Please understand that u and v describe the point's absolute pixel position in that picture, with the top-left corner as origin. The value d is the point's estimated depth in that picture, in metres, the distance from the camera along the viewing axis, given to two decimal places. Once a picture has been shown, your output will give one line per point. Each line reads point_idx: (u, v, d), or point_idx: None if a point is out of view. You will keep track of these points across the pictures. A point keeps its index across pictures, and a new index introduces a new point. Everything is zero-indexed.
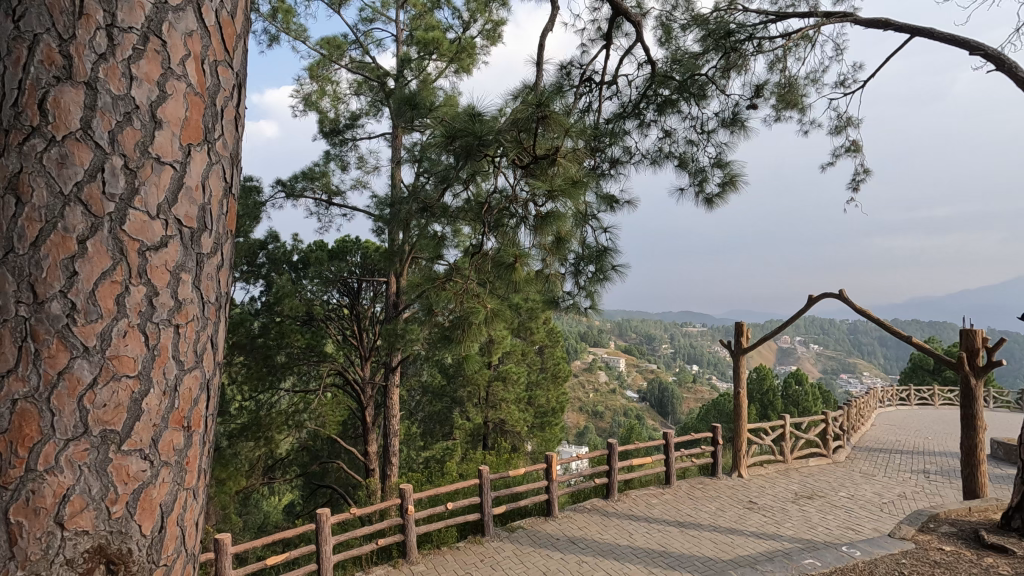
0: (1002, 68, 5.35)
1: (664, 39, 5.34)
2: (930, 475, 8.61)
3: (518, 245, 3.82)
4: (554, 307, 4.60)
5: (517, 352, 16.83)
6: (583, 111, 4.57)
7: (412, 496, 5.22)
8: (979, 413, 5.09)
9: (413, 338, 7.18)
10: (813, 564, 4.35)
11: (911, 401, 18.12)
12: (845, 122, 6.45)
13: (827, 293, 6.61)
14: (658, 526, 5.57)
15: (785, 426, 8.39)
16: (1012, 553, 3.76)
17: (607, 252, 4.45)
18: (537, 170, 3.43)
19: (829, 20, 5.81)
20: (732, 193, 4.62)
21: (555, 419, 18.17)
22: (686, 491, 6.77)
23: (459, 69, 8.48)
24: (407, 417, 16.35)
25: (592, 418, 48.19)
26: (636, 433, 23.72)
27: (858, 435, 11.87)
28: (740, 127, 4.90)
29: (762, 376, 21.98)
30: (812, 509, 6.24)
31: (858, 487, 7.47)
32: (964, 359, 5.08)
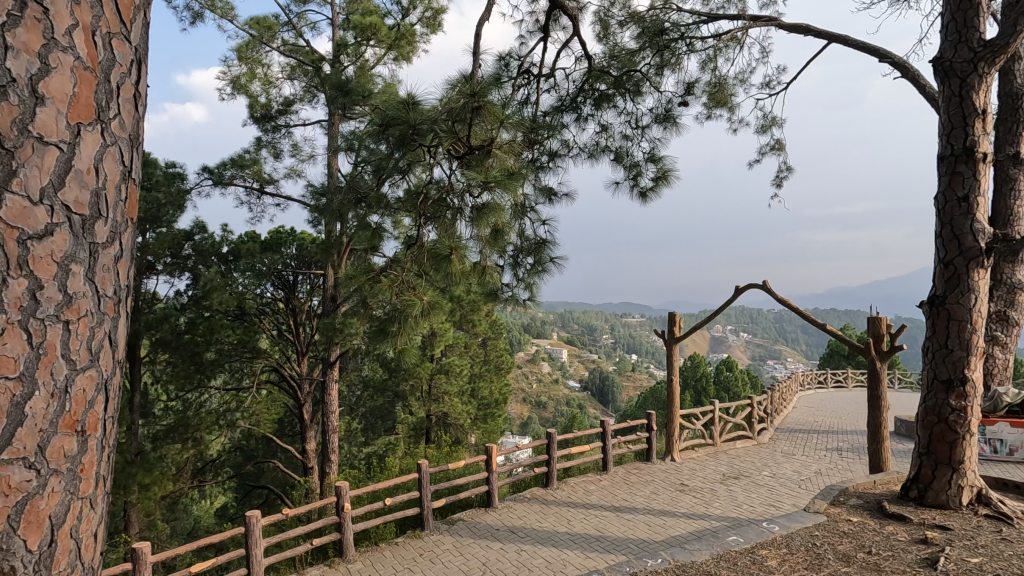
0: (906, 75, 5.82)
1: (602, 35, 5.43)
2: (843, 452, 9.31)
3: (455, 236, 3.74)
4: (493, 299, 4.60)
5: (460, 344, 16.73)
6: (521, 104, 4.57)
7: (350, 494, 5.09)
8: (883, 394, 5.52)
9: (351, 332, 6.98)
10: (736, 540, 4.50)
11: (828, 384, 19.50)
12: (769, 121, 6.81)
13: (752, 285, 6.96)
14: (595, 512, 5.72)
15: (714, 411, 8.79)
16: (909, 520, 4.13)
17: (545, 244, 4.49)
18: (471, 162, 3.43)
19: (756, 23, 6.10)
20: (665, 188, 4.77)
21: (498, 411, 18.26)
22: (622, 477, 6.97)
23: (399, 56, 8.23)
24: (348, 412, 16.01)
25: (535, 409, 48.86)
26: (577, 422, 24.36)
27: (781, 417, 12.65)
28: (672, 124, 5.06)
29: (696, 363, 23.01)
30: (738, 489, 6.58)
31: (780, 466, 7.98)
32: (870, 344, 5.51)
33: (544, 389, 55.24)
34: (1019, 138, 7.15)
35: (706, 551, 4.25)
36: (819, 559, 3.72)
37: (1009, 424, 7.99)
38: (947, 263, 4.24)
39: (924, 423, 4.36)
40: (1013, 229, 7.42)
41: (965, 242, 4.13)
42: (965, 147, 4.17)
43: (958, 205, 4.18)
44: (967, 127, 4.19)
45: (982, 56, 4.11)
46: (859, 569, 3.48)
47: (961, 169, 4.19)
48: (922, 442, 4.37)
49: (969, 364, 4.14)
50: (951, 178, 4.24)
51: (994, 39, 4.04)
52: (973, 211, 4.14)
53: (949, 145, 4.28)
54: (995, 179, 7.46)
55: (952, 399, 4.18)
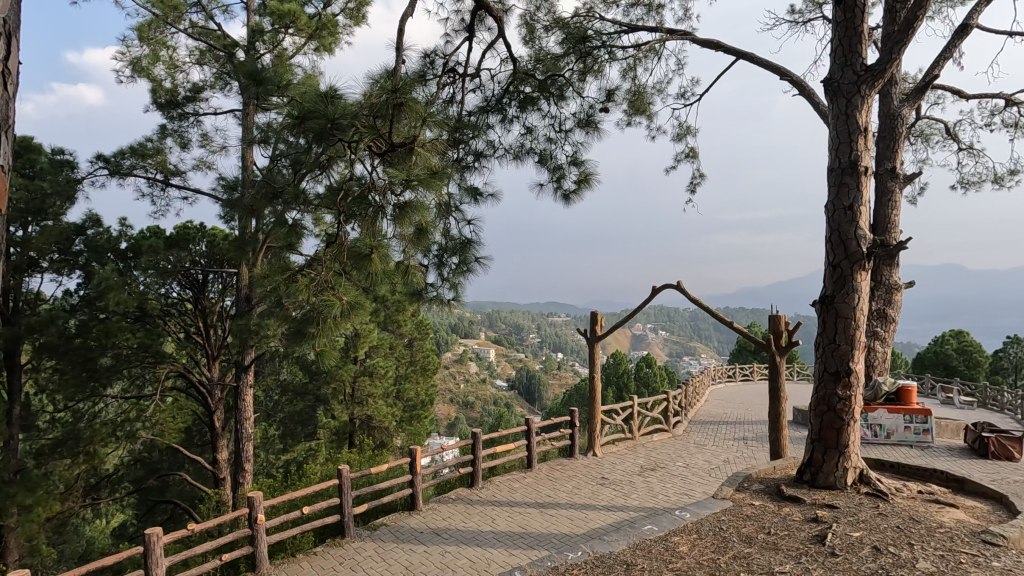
0: (803, 93, 6.34)
1: (528, 38, 5.50)
2: (749, 441, 10.00)
3: (378, 235, 3.64)
4: (417, 299, 4.55)
5: (386, 345, 16.35)
6: (445, 103, 4.54)
7: (263, 504, 4.82)
8: (782, 386, 5.99)
9: (267, 335, 6.64)
10: (651, 528, 4.71)
11: (736, 378, 20.86)
12: (685, 130, 7.21)
13: (668, 285, 7.34)
14: (519, 509, 5.79)
15: (633, 406, 9.16)
16: (802, 501, 4.51)
17: (470, 244, 4.49)
18: (393, 159, 3.36)
19: (672, 37, 6.43)
20: (586, 190, 4.91)
21: (424, 412, 18.02)
22: (546, 474, 7.10)
23: (320, 46, 7.89)
24: (264, 418, 15.22)
25: (462, 409, 48.69)
26: (504, 421, 24.64)
27: (695, 410, 13.40)
28: (594, 129, 5.22)
29: (618, 360, 23.86)
30: (654, 480, 6.89)
31: (693, 456, 8.45)
32: (771, 340, 5.97)
33: (471, 389, 55.23)
34: (895, 155, 8.02)
35: (623, 541, 4.40)
36: (725, 543, 3.95)
37: (886, 410, 8.91)
38: (836, 266, 4.66)
39: (816, 411, 4.77)
40: (891, 235, 8.29)
41: (850, 247, 4.57)
42: (851, 161, 4.61)
43: (844, 213, 4.61)
44: (851, 143, 4.63)
45: (865, 79, 4.56)
46: (759, 549, 3.75)
47: (847, 181, 4.62)
48: (815, 429, 4.78)
49: (853, 357, 4.57)
50: (839, 188, 4.67)
51: (875, 64, 4.50)
52: (857, 219, 4.58)
53: (837, 158, 4.71)
54: (877, 190, 8.30)
55: (839, 389, 4.60)
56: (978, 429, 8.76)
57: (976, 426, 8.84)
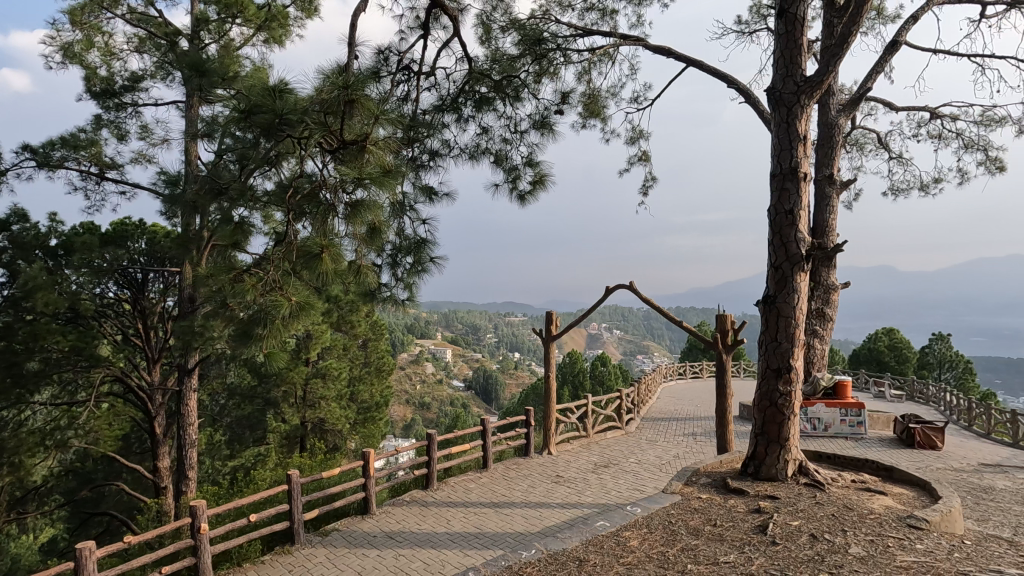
0: (749, 101, 6.59)
1: (484, 38, 5.50)
2: (698, 437, 10.34)
3: (329, 235, 3.54)
4: (371, 299, 4.48)
5: (339, 346, 15.99)
6: (400, 100, 4.49)
7: (207, 512, 4.62)
8: (728, 383, 6.22)
9: (212, 336, 6.39)
10: (603, 524, 4.79)
11: (686, 375, 21.51)
12: (637, 133, 7.39)
13: (620, 285, 7.51)
14: (474, 509, 5.79)
15: (588, 404, 9.30)
16: (746, 493, 4.69)
17: (424, 244, 4.46)
18: (345, 157, 3.28)
19: (626, 42, 6.57)
20: (541, 191, 4.96)
21: (379, 414, 17.74)
22: (501, 473, 7.12)
23: (269, 38, 7.64)
24: (209, 423, 14.63)
25: (418, 410, 48.18)
26: (460, 422, 24.54)
27: (647, 407, 13.73)
28: (549, 131, 5.27)
29: (574, 359, 24.17)
30: (607, 477, 7.02)
31: (645, 452, 8.66)
32: (717, 338, 6.19)
33: (427, 390, 54.71)
34: (832, 162, 8.45)
35: (576, 538, 4.46)
36: (674, 536, 4.07)
37: (824, 405, 9.39)
38: (777, 267, 4.87)
39: (759, 406, 4.98)
40: (828, 239, 8.74)
41: (791, 249, 4.78)
42: (791, 167, 4.83)
43: (786, 217, 4.82)
44: (792, 150, 4.85)
45: (804, 90, 4.79)
46: (706, 541, 3.88)
47: (788, 186, 4.84)
48: (758, 423, 4.99)
49: (793, 354, 4.79)
50: (780, 193, 4.88)
51: (813, 76, 4.74)
52: (797, 223, 4.80)
53: (779, 164, 4.92)
54: (816, 196, 8.73)
55: (781, 384, 4.81)
56: (906, 421, 9.35)
57: (904, 417, 9.44)
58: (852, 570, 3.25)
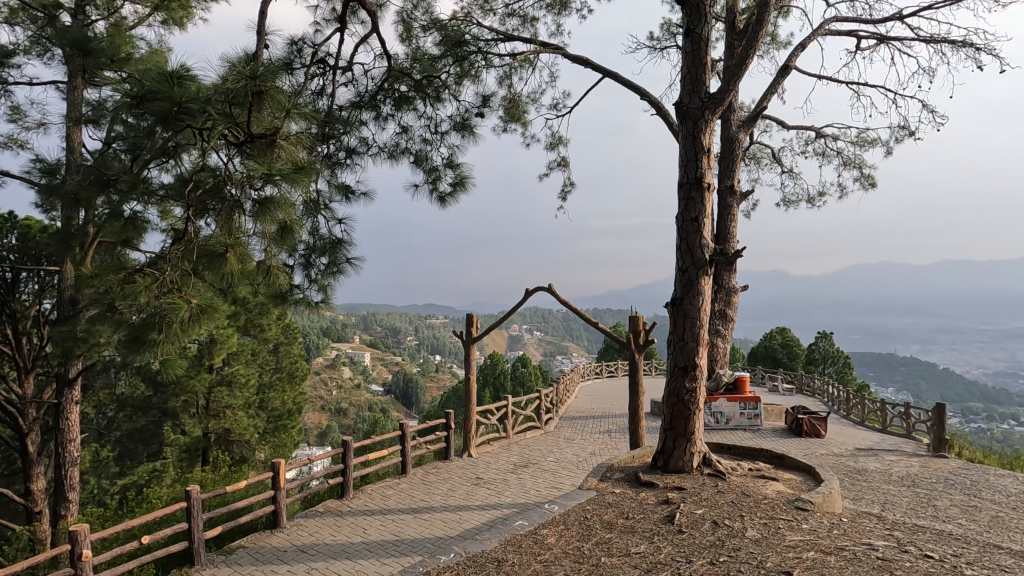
0: (660, 113, 6.95)
1: (404, 36, 5.41)
2: (612, 433, 10.74)
3: (236, 232, 3.28)
4: (282, 302, 4.26)
5: (247, 351, 15.07)
6: (314, 94, 4.32)
7: (90, 537, 4.18)
8: (640, 381, 6.53)
9: (99, 343, 5.80)
10: (522, 523, 4.85)
11: (602, 374, 22.33)
12: (557, 139, 7.59)
13: (540, 287, 7.65)
14: (392, 516, 5.66)
15: (508, 405, 9.40)
16: (656, 486, 4.93)
17: (340, 244, 4.31)
18: (252, 151, 3.09)
19: (546, 49, 6.72)
20: (462, 193, 4.95)
21: (291, 421, 16.89)
22: (420, 478, 7.02)
23: (168, 19, 7.06)
24: (95, 439, 13.26)
25: (335, 417, 46.43)
26: (379, 427, 23.98)
27: (566, 406, 14.09)
28: (470, 133, 5.28)
29: (495, 361, 24.33)
30: (526, 476, 7.13)
31: (562, 451, 8.88)
32: (631, 339, 6.48)
33: (344, 395, 52.89)
34: (733, 173, 9.10)
35: (495, 539, 4.48)
36: (589, 531, 4.20)
37: (726, 399, 10.09)
38: (684, 271, 5.16)
39: (668, 403, 5.25)
40: (729, 245, 9.40)
41: (696, 255, 5.09)
42: (696, 177, 5.15)
43: (692, 224, 5.13)
44: (697, 162, 5.17)
45: (708, 106, 5.13)
46: (619, 533, 4.04)
47: (694, 196, 5.15)
48: (666, 419, 5.27)
49: (698, 353, 5.10)
50: (687, 202, 5.18)
51: (716, 93, 5.08)
52: (702, 230, 5.12)
53: (686, 174, 5.22)
54: (719, 205, 9.37)
55: (687, 381, 5.12)
56: (795, 412, 10.26)
57: (794, 409, 10.35)
58: (749, 551, 3.51)
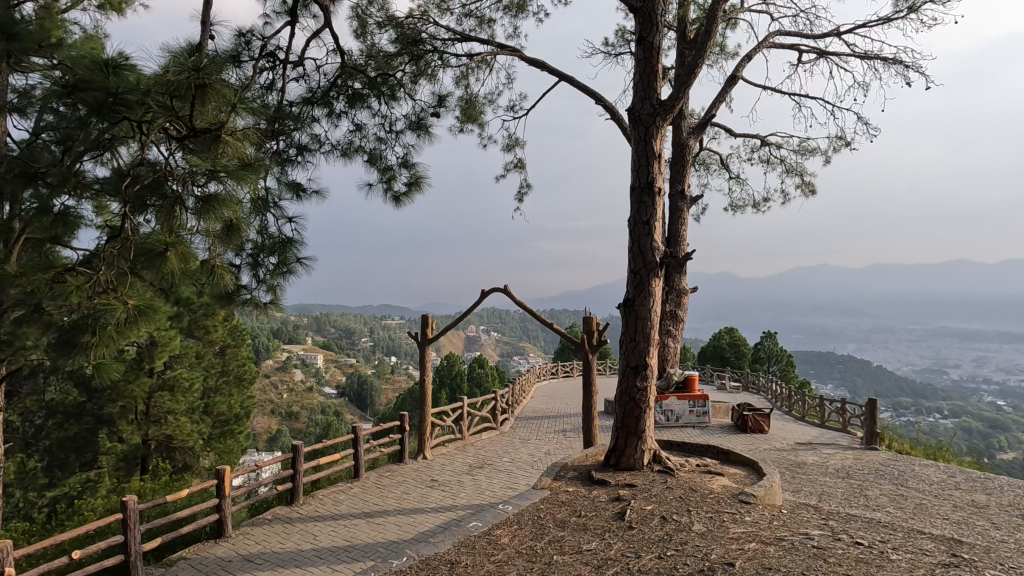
0: (614, 117, 7.09)
1: (359, 32, 5.32)
2: (567, 433, 10.87)
3: (176, 231, 3.14)
4: (227, 303, 4.10)
5: (191, 354, 14.43)
6: (262, 89, 4.19)
7: (12, 554, 3.89)
8: (594, 380, 6.64)
9: (25, 347, 5.42)
10: (476, 524, 4.84)
11: (558, 374, 22.58)
12: (514, 141, 7.64)
13: (496, 289, 7.67)
14: (344, 522, 5.54)
15: (463, 407, 9.37)
16: (608, 484, 5.03)
17: (290, 244, 4.20)
18: (195, 146, 2.96)
19: (503, 51, 6.75)
20: (417, 194, 4.91)
21: (239, 426, 16.27)
22: (374, 482, 6.90)
23: (105, 4, 6.66)
24: (21, 449, 12.37)
25: (286, 421, 45.06)
26: (332, 431, 23.44)
27: (521, 407, 14.17)
28: (425, 132, 5.24)
29: (451, 362, 24.20)
30: (481, 477, 7.13)
31: (518, 451, 8.93)
32: (584, 339, 6.60)
33: (296, 398, 51.42)
34: (683, 178, 9.38)
35: (449, 541, 4.45)
36: (542, 530, 4.23)
37: (676, 398, 10.39)
38: (636, 273, 5.28)
39: (620, 402, 5.37)
40: (680, 248, 9.68)
41: (647, 257, 5.22)
42: (648, 182, 5.29)
43: (643, 227, 5.26)
44: (649, 166, 5.30)
45: (659, 112, 5.27)
46: (571, 531, 4.09)
47: (645, 200, 5.28)
48: (618, 418, 5.38)
49: (649, 353, 5.24)
50: (639, 206, 5.31)
51: (667, 101, 5.23)
52: (652, 233, 5.25)
53: (637, 179, 5.35)
54: (670, 209, 9.64)
55: (638, 380, 5.24)
56: (741, 409, 10.67)
57: (739, 406, 10.76)
58: (694, 544, 3.63)
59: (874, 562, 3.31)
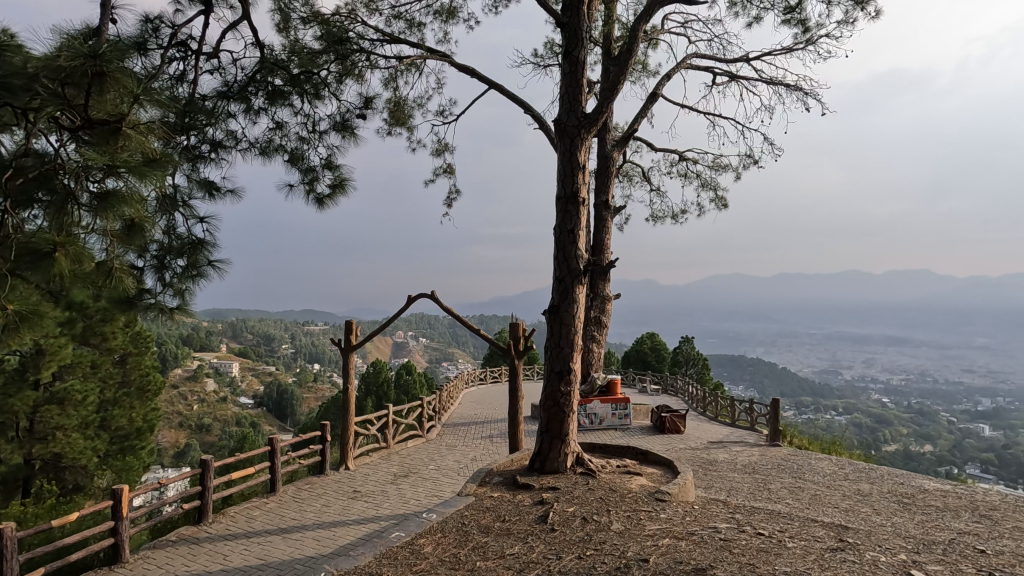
0: (542, 127, 7.24)
1: (281, 26, 5.12)
2: (494, 439, 10.91)
3: (67, 229, 2.86)
4: (127, 307, 3.78)
5: (85, 364, 13.17)
6: (172, 80, 3.93)
7: None
8: (519, 385, 6.71)
9: None
10: (399, 534, 4.74)
11: (486, 380, 22.61)
12: (443, 146, 7.62)
13: (422, 294, 7.58)
14: (258, 539, 5.25)
15: (389, 415, 9.16)
16: (532, 487, 5.10)
17: (201, 246, 3.96)
18: (91, 138, 2.72)
19: (433, 56, 6.73)
20: (341, 196, 4.78)
21: (142, 441, 15.01)
22: (291, 496, 6.59)
23: None
24: None
25: (196, 434, 42.02)
26: (248, 443, 22.17)
27: (449, 413, 14.05)
28: (351, 134, 5.12)
29: (378, 368, 23.60)
30: (406, 486, 7.01)
31: (444, 458, 8.85)
32: (511, 345, 6.67)
33: (208, 410, 48.13)
34: (607, 189, 9.73)
35: (370, 553, 4.34)
36: (465, 536, 4.22)
37: (599, 401, 10.72)
38: (561, 280, 5.41)
39: (545, 406, 5.46)
40: (604, 256, 10.01)
41: (572, 265, 5.36)
42: (572, 192, 5.43)
43: (568, 236, 5.40)
44: (573, 177, 5.45)
45: (584, 125, 5.44)
46: (495, 537, 4.11)
47: (570, 209, 5.43)
48: (542, 422, 5.48)
49: (572, 358, 5.37)
50: (564, 215, 5.45)
51: (591, 114, 5.40)
52: (577, 241, 5.40)
53: (563, 188, 5.48)
54: (595, 218, 9.96)
55: (562, 385, 5.36)
56: (659, 411, 11.16)
57: (658, 408, 11.25)
58: (612, 543, 3.76)
59: (773, 550, 3.57)
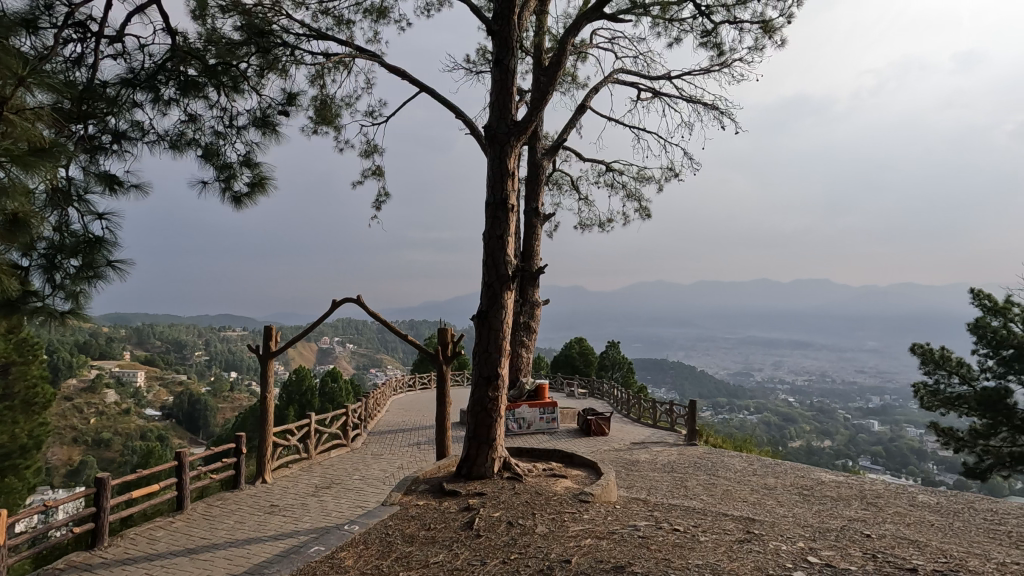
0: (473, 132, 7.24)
1: (197, 13, 4.82)
2: (421, 446, 10.75)
3: None
4: (9, 311, 3.39)
5: None
6: (67, 63, 3.59)
7: None
8: (447, 391, 6.65)
9: None
10: (319, 548, 4.56)
11: (415, 386, 22.27)
12: (371, 147, 7.45)
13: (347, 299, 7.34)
14: (162, 562, 4.88)
15: (310, 424, 8.80)
16: (458, 494, 5.07)
17: (100, 245, 3.64)
18: None
19: (362, 55, 6.56)
20: (261, 195, 4.55)
21: (27, 460, 13.56)
22: (201, 513, 6.17)
23: None
24: None
25: (92, 449, 38.42)
26: (154, 458, 20.57)
27: (375, 421, 13.70)
28: (272, 131, 4.88)
29: (301, 376, 22.64)
30: (328, 498, 6.75)
31: (368, 468, 8.61)
32: (439, 351, 6.61)
33: (108, 423, 44.16)
34: (536, 197, 9.89)
35: (286, 570, 4.14)
36: (389, 547, 4.12)
37: (527, 405, 10.85)
38: (490, 285, 5.43)
39: (472, 412, 5.45)
40: (533, 262, 10.16)
41: (501, 271, 5.39)
42: (501, 199, 5.47)
43: (497, 242, 5.43)
44: (503, 183, 5.50)
45: (513, 132, 5.50)
46: (419, 545, 4.04)
47: (499, 216, 5.47)
48: (470, 428, 5.46)
49: (500, 364, 5.40)
50: (493, 221, 5.48)
51: (521, 122, 5.47)
52: (506, 248, 5.44)
53: (493, 194, 5.51)
54: (525, 224, 10.09)
55: (490, 391, 5.37)
56: (585, 414, 11.45)
57: (584, 411, 11.54)
58: (536, 546, 3.80)
59: (687, 544, 3.76)
